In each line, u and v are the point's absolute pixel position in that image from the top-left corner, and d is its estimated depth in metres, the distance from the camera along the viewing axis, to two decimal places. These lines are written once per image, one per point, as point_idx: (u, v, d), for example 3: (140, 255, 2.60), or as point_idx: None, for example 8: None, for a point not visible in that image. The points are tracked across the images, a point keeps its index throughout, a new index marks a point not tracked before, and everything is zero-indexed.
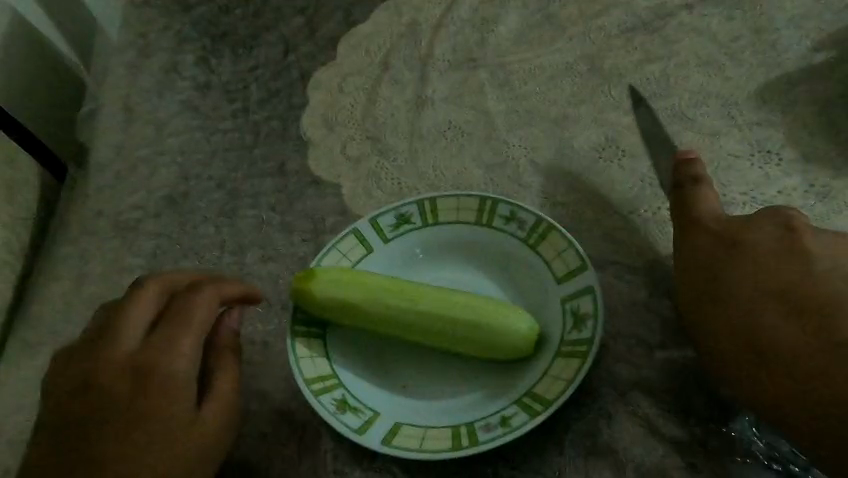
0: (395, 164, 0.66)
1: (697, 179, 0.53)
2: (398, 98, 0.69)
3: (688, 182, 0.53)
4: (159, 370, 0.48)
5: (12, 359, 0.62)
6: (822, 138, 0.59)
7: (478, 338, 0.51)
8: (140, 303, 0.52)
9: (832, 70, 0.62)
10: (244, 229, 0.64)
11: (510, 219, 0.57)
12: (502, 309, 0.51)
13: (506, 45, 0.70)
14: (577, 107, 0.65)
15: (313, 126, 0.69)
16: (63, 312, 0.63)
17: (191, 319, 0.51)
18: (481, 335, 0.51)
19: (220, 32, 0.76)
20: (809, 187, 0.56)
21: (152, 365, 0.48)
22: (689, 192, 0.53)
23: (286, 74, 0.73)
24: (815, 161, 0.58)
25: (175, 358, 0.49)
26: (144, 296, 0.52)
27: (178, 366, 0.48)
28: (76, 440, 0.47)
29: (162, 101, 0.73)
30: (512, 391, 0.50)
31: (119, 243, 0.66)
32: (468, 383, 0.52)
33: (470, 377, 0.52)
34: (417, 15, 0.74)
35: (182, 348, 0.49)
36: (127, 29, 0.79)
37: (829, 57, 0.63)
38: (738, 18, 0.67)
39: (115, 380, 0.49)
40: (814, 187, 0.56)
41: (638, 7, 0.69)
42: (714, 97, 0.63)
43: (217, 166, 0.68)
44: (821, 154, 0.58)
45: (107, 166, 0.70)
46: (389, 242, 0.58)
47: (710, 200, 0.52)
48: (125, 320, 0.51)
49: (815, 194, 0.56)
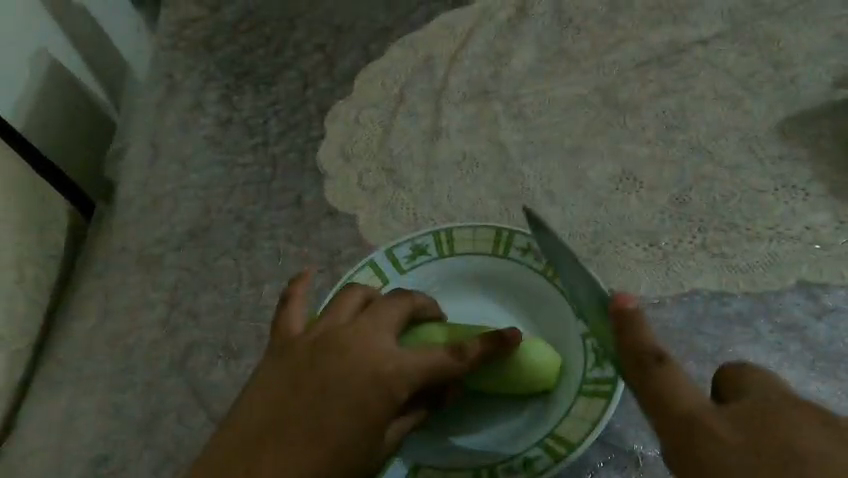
0: (411, 195, 0.66)
1: (662, 357, 0.35)
2: (413, 130, 0.70)
3: (648, 359, 0.35)
4: (391, 366, 0.44)
5: (40, 391, 0.64)
6: None
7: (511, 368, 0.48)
8: (369, 297, 0.49)
9: None
10: (262, 260, 0.65)
11: (527, 251, 0.56)
12: (536, 343, 0.50)
13: (521, 78, 0.71)
14: (593, 140, 0.65)
15: (330, 158, 0.70)
16: (89, 348, 0.64)
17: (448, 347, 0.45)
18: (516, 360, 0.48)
19: (241, 70, 0.79)
20: (837, 222, 0.56)
21: (351, 357, 0.45)
22: (659, 377, 0.35)
23: (304, 108, 0.74)
24: (843, 196, 0.58)
25: (406, 359, 0.44)
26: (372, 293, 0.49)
27: (407, 368, 0.44)
28: (294, 412, 0.44)
29: (184, 136, 0.75)
30: (532, 430, 0.50)
31: (141, 277, 0.67)
32: (485, 421, 0.51)
33: (486, 414, 0.51)
34: (432, 49, 0.75)
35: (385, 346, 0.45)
36: (153, 67, 0.81)
37: None
38: (753, 53, 0.66)
39: (330, 363, 0.44)
40: (845, 223, 0.56)
41: (652, 41, 0.69)
42: (733, 130, 0.63)
43: (237, 199, 0.69)
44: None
45: (133, 201, 0.71)
46: (406, 274, 0.58)
47: (680, 375, 0.35)
48: (373, 310, 0.47)
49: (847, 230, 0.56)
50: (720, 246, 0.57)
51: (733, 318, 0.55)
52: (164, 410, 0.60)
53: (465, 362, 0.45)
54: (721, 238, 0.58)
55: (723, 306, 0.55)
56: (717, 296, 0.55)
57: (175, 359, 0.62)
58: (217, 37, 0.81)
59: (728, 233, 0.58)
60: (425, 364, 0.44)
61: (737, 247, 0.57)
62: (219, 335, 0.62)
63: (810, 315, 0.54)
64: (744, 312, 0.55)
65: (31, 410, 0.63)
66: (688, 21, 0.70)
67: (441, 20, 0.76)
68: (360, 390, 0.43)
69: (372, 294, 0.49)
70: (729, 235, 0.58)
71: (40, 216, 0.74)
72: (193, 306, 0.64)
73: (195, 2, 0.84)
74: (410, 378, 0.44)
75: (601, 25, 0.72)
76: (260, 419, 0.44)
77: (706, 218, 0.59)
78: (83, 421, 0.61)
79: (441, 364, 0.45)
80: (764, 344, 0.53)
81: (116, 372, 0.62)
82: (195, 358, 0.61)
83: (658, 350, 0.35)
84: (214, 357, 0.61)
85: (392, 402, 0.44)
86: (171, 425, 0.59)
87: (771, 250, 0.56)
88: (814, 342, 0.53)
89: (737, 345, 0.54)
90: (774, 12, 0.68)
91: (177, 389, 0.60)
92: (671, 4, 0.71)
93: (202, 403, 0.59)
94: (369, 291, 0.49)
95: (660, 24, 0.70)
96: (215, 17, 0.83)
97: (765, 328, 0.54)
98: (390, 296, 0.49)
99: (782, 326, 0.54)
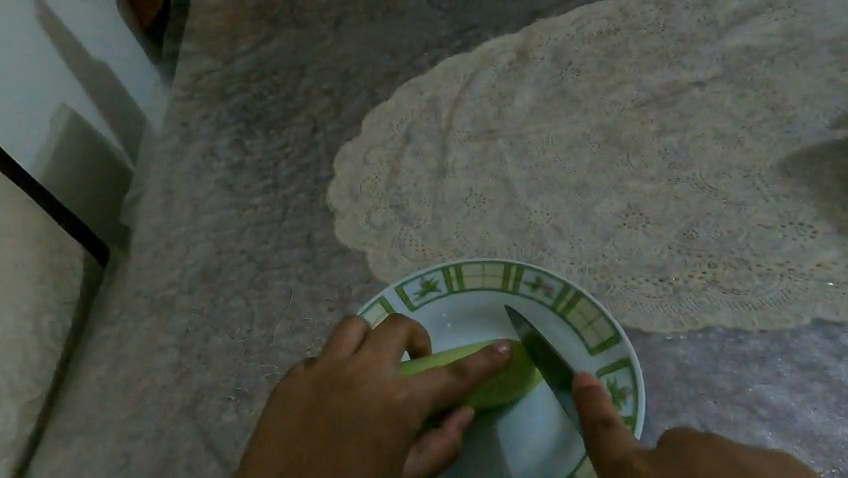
0: (420, 231, 0.67)
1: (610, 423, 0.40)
2: (420, 170, 0.72)
3: (596, 427, 0.40)
4: (401, 392, 0.44)
5: (51, 439, 0.63)
6: None
7: (506, 380, 0.51)
8: (363, 333, 0.49)
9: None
10: (274, 300, 0.66)
11: (536, 286, 0.57)
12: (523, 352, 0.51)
13: (523, 118, 0.73)
14: (597, 177, 0.67)
15: (340, 197, 0.71)
16: (101, 395, 0.64)
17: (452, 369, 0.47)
18: (511, 376, 0.51)
19: (253, 116, 0.81)
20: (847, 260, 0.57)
21: (363, 395, 0.44)
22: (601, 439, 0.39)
23: (314, 150, 0.76)
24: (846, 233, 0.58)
25: (415, 384, 0.45)
26: (364, 328, 0.49)
27: (417, 393, 0.45)
28: (318, 463, 0.42)
29: (198, 182, 0.77)
30: (553, 466, 0.51)
31: (153, 320, 0.67)
32: (507, 459, 0.52)
33: (508, 451, 0.53)
34: (438, 91, 0.77)
35: (393, 377, 0.45)
36: (168, 116, 0.84)
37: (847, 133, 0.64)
38: (747, 95, 0.69)
39: (343, 405, 0.44)
40: None
41: (648, 83, 0.72)
42: (735, 168, 0.64)
43: (248, 240, 0.70)
44: None
45: (146, 245, 0.73)
46: (417, 310, 0.58)
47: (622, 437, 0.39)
48: (375, 342, 0.47)
49: None
50: (731, 282, 0.58)
51: (750, 356, 0.54)
52: (176, 457, 0.59)
53: (470, 382, 0.47)
54: (732, 274, 0.58)
55: (739, 344, 0.55)
56: (732, 333, 0.56)
57: (186, 404, 0.62)
58: (230, 87, 0.85)
59: (737, 269, 0.58)
60: (432, 387, 0.46)
61: (748, 283, 0.57)
62: (231, 376, 0.62)
63: (829, 355, 0.54)
64: (761, 350, 0.55)
65: (42, 458, 0.63)
66: (683, 64, 0.72)
67: (445, 66, 0.79)
68: (379, 428, 0.43)
69: (369, 328, 0.50)
70: (739, 271, 0.58)
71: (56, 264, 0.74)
72: (205, 348, 0.64)
73: (210, 55, 0.89)
74: (420, 403, 0.45)
75: (599, 68, 0.74)
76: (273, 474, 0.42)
77: (715, 253, 0.60)
78: (96, 469, 0.61)
79: (445, 385, 0.46)
80: (784, 383, 0.53)
81: (127, 419, 0.62)
82: (205, 402, 0.61)
83: (601, 417, 0.40)
84: (224, 401, 0.61)
85: (407, 430, 0.44)
86: (184, 471, 0.58)
87: (782, 286, 0.57)
88: (834, 381, 0.53)
89: (756, 383, 0.53)
90: (765, 55, 0.71)
91: (187, 435, 0.60)
92: (666, 48, 0.74)
93: (213, 449, 0.59)
94: (366, 326, 0.49)
95: (655, 67, 0.73)
96: (228, 68, 0.87)
97: (784, 366, 0.54)
98: (382, 326, 0.49)
99: (800, 366, 0.54)
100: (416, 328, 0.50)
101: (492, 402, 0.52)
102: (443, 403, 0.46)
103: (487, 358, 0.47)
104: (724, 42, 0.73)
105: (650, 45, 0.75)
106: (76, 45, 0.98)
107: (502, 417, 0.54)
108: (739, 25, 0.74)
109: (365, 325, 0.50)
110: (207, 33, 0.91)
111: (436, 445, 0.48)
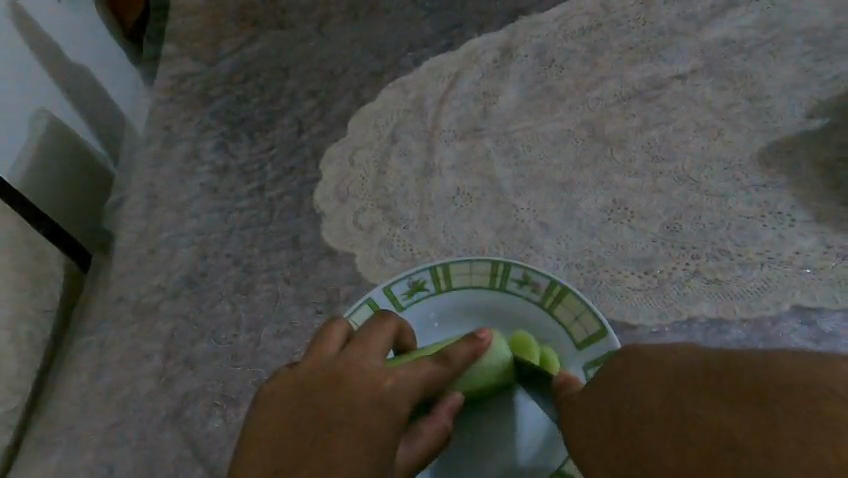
0: (406, 231, 0.67)
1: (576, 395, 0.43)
2: (406, 169, 0.71)
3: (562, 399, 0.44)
4: (391, 380, 0.45)
5: (32, 449, 0.62)
6: (832, 201, 0.60)
7: (493, 369, 0.51)
8: (344, 333, 0.48)
9: (825, 137, 0.64)
10: (260, 304, 0.65)
11: (524, 283, 0.56)
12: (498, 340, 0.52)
13: (508, 116, 0.73)
14: (581, 172, 0.67)
15: (325, 199, 0.71)
16: (83, 404, 0.63)
17: (438, 358, 0.47)
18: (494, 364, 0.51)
19: (237, 118, 0.81)
20: (827, 248, 0.58)
21: (351, 387, 0.44)
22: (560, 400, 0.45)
23: (299, 152, 0.75)
24: (826, 222, 0.59)
25: (402, 374, 0.45)
26: (342, 329, 0.48)
27: (407, 381, 0.45)
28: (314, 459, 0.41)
29: (182, 186, 0.76)
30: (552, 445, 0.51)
31: (138, 326, 0.66)
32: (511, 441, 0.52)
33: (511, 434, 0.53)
34: (422, 91, 0.77)
35: (380, 367, 0.45)
36: (150, 120, 0.83)
37: (824, 124, 0.65)
38: (727, 88, 0.69)
39: (335, 400, 0.43)
40: (832, 249, 0.58)
41: (630, 78, 0.72)
42: (717, 161, 0.65)
43: (234, 244, 0.70)
44: (832, 215, 0.59)
45: (129, 251, 0.72)
46: (405, 310, 0.58)
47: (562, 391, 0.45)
48: (362, 335, 0.47)
49: (835, 256, 0.57)
50: (715, 273, 0.58)
51: (733, 345, 0.55)
52: (162, 465, 0.59)
53: (454, 369, 0.48)
54: (715, 265, 0.58)
55: (723, 334, 0.55)
56: (716, 323, 0.56)
57: (172, 411, 0.61)
58: (214, 90, 0.84)
59: (720, 260, 0.59)
60: (422, 374, 0.46)
61: (732, 274, 0.58)
62: (217, 381, 0.61)
63: (809, 341, 0.54)
64: (744, 339, 0.55)
65: (23, 470, 0.62)
66: (665, 59, 0.73)
67: (429, 65, 0.79)
68: (372, 418, 0.43)
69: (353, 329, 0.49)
70: (721, 263, 0.58)
71: (36, 271, 0.73)
72: (191, 354, 0.64)
73: (193, 59, 0.88)
74: (412, 389, 0.45)
75: (582, 64, 0.74)
76: (263, 473, 0.41)
77: (699, 246, 0.60)
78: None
79: (433, 372, 0.47)
80: None
81: (111, 427, 0.62)
82: (192, 409, 0.61)
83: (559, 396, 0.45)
84: (211, 406, 0.60)
85: (400, 419, 0.44)
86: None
87: (765, 274, 0.57)
88: None
89: None
90: (744, 48, 0.72)
91: (173, 441, 0.60)
92: (648, 43, 0.74)
93: (200, 456, 0.59)
94: (349, 327, 0.49)
95: (637, 63, 0.73)
96: (211, 71, 0.86)
97: None
98: (367, 323, 0.49)
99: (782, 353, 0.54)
100: (403, 325, 0.50)
101: (482, 392, 0.52)
102: (431, 393, 0.47)
103: (469, 346, 0.49)
104: (703, 35, 0.73)
105: (631, 41, 0.75)
106: (56, 50, 0.97)
107: (486, 412, 0.54)
108: (719, 18, 0.74)
109: (348, 326, 0.49)
110: (190, 37, 0.90)
111: (429, 432, 0.48)
